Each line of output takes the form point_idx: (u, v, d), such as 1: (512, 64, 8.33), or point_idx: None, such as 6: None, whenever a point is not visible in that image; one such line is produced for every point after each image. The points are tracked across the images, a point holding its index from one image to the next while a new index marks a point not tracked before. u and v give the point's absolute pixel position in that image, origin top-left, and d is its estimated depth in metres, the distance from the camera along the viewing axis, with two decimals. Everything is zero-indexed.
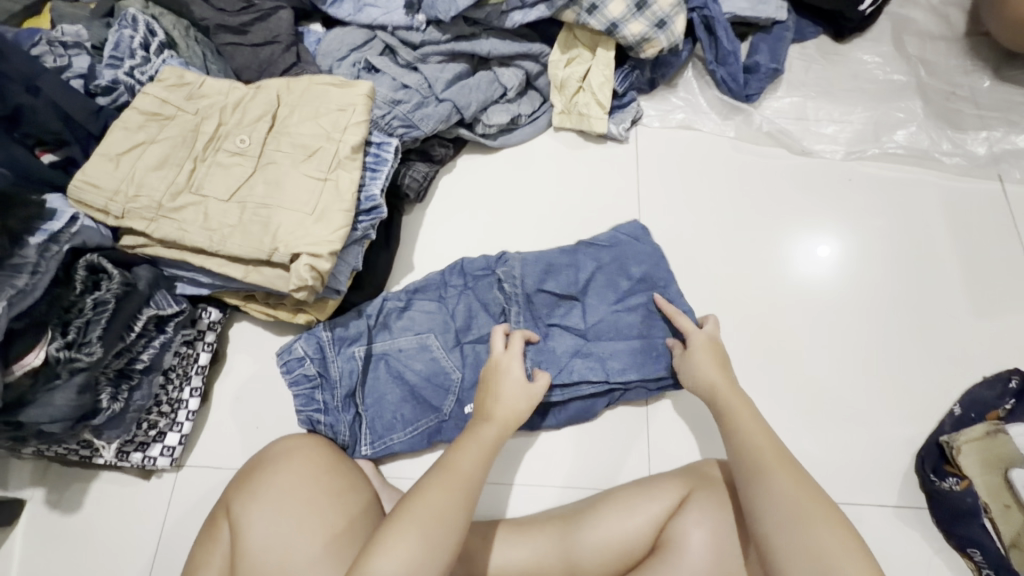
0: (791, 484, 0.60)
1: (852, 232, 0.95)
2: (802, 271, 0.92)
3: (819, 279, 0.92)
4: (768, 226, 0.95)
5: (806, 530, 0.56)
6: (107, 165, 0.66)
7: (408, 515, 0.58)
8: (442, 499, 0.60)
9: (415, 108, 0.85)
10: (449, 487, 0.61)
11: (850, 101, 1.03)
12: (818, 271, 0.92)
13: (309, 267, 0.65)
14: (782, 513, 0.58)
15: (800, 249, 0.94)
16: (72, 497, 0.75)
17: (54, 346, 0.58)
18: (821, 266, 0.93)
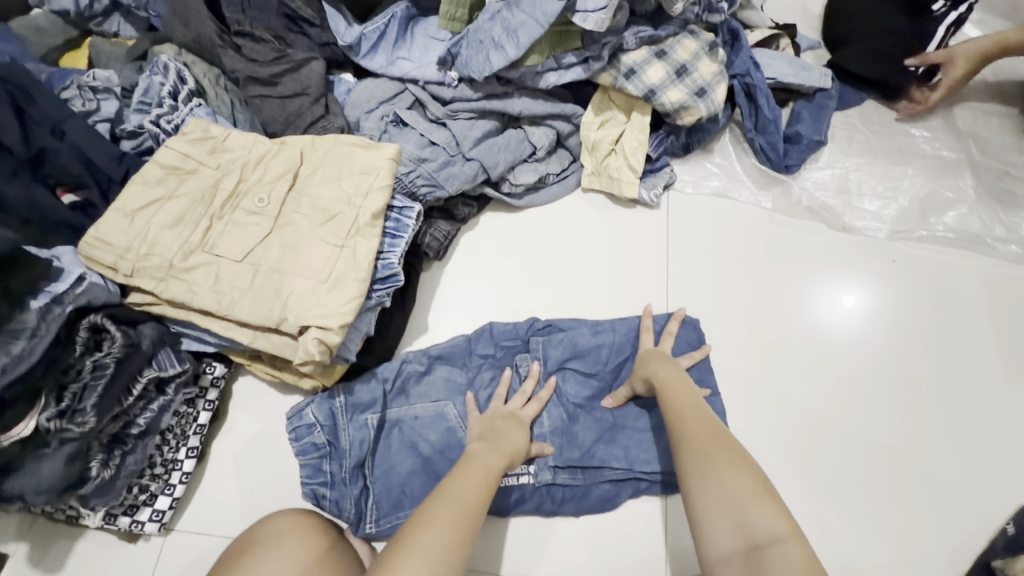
0: (705, 437, 0.62)
1: (883, 288, 0.91)
2: (826, 318, 0.89)
3: (844, 327, 0.88)
4: (798, 285, 0.91)
5: (719, 483, 0.57)
6: (120, 221, 0.64)
7: (411, 543, 0.54)
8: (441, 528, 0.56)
9: (441, 166, 0.82)
10: (457, 509, 0.58)
11: (895, 177, 0.98)
12: (849, 321, 0.88)
13: (317, 340, 0.62)
14: (700, 469, 0.59)
15: (847, 338, 0.87)
16: (56, 555, 0.72)
17: (45, 416, 0.56)
18: (845, 314, 0.89)
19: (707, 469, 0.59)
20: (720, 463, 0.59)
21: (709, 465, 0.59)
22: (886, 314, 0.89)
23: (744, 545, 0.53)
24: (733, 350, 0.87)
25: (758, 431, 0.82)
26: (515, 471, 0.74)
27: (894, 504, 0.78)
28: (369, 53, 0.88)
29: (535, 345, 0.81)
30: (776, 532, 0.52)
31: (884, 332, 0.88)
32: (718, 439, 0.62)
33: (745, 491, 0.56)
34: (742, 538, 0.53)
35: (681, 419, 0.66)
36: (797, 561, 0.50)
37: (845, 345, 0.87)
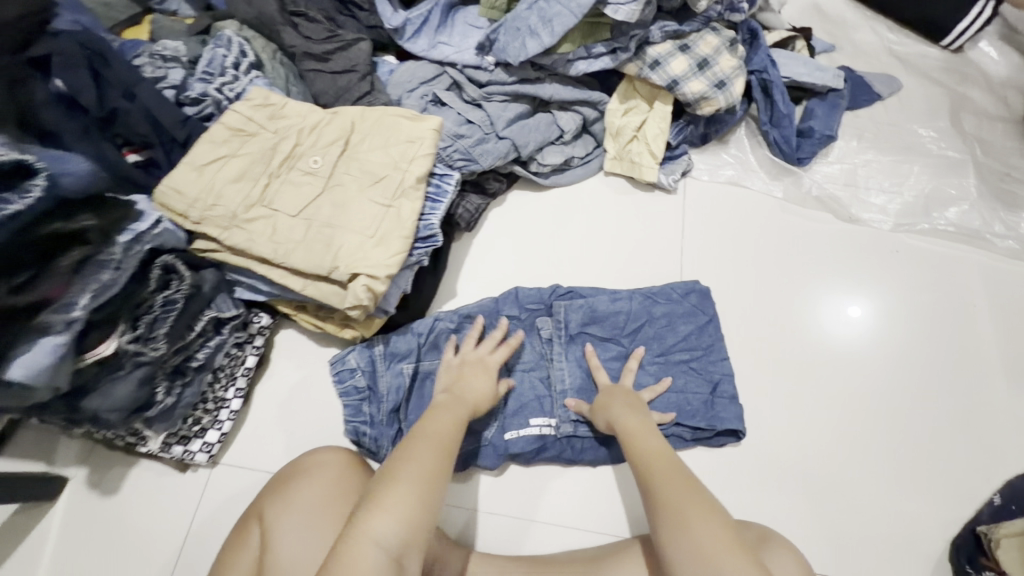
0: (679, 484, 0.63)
1: (885, 295, 0.95)
2: (835, 333, 0.92)
3: (852, 339, 0.91)
4: (806, 290, 0.95)
5: (688, 534, 0.58)
6: (191, 174, 0.70)
7: (397, 479, 0.58)
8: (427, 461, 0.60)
9: (476, 143, 0.89)
10: (433, 447, 0.63)
11: (901, 173, 1.03)
12: (853, 330, 0.92)
13: (366, 287, 0.68)
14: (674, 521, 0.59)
15: (848, 334, 0.92)
16: (112, 480, 0.79)
17: (125, 339, 0.62)
18: (852, 326, 0.92)
19: (679, 525, 0.59)
20: (689, 517, 0.59)
21: (680, 515, 0.59)
22: (884, 325, 0.93)
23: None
24: (740, 327, 0.92)
25: (765, 401, 0.87)
26: (538, 423, 0.81)
27: (892, 477, 0.82)
28: (413, 36, 0.95)
29: (557, 309, 0.87)
30: None
31: (887, 340, 0.91)
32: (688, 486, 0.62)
33: (712, 542, 0.57)
34: None
35: (649, 469, 0.66)
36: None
37: (847, 346, 0.91)
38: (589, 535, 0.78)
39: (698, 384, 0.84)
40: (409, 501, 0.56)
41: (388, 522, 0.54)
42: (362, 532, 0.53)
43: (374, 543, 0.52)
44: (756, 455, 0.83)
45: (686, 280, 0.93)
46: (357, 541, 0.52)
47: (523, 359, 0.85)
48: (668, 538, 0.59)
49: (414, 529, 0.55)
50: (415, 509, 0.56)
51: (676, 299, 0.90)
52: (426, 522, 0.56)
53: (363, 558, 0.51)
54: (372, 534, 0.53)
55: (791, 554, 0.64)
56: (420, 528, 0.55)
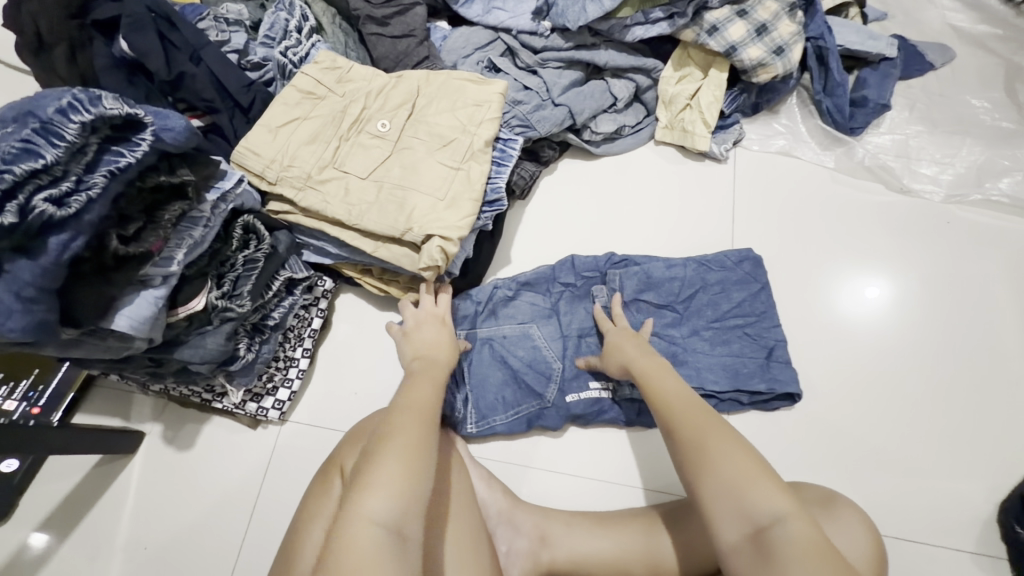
0: (697, 424, 0.58)
1: (903, 282, 0.94)
2: (849, 312, 0.92)
3: (865, 319, 0.92)
4: (824, 273, 0.95)
5: (710, 467, 0.54)
6: (266, 135, 0.72)
7: (382, 451, 0.51)
8: (416, 431, 0.54)
9: (533, 109, 0.89)
10: (419, 412, 0.57)
11: (954, 144, 1.02)
12: (886, 313, 0.92)
13: (439, 248, 0.70)
14: (697, 458, 0.55)
15: (865, 315, 0.92)
16: (186, 436, 0.82)
17: (214, 294, 0.65)
18: (869, 306, 0.93)
19: (701, 461, 0.55)
20: (711, 449, 0.55)
21: (704, 454, 0.55)
22: (903, 308, 0.93)
23: (749, 529, 0.50)
24: (787, 294, 0.93)
25: (814, 366, 0.89)
26: (598, 385, 0.83)
27: (939, 443, 0.84)
28: (467, 2, 0.95)
29: (612, 277, 0.89)
30: (776, 509, 0.50)
31: (901, 322, 0.92)
32: (707, 421, 0.59)
33: (741, 471, 0.52)
34: (746, 521, 0.50)
35: (668, 410, 0.63)
36: (805, 537, 0.48)
37: (862, 329, 0.91)
38: (626, 488, 0.81)
39: (754, 348, 0.87)
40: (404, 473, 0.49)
41: (382, 498, 0.47)
42: (353, 510, 0.46)
43: (370, 523, 0.46)
44: (806, 419, 0.86)
45: (739, 248, 0.94)
46: (348, 522, 0.46)
47: (578, 324, 0.87)
48: (694, 478, 0.55)
49: (410, 500, 0.48)
50: (411, 479, 0.49)
51: (730, 266, 0.92)
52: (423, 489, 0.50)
53: (361, 542, 0.44)
54: (366, 513, 0.46)
55: (855, 514, 0.67)
56: (420, 497, 0.49)
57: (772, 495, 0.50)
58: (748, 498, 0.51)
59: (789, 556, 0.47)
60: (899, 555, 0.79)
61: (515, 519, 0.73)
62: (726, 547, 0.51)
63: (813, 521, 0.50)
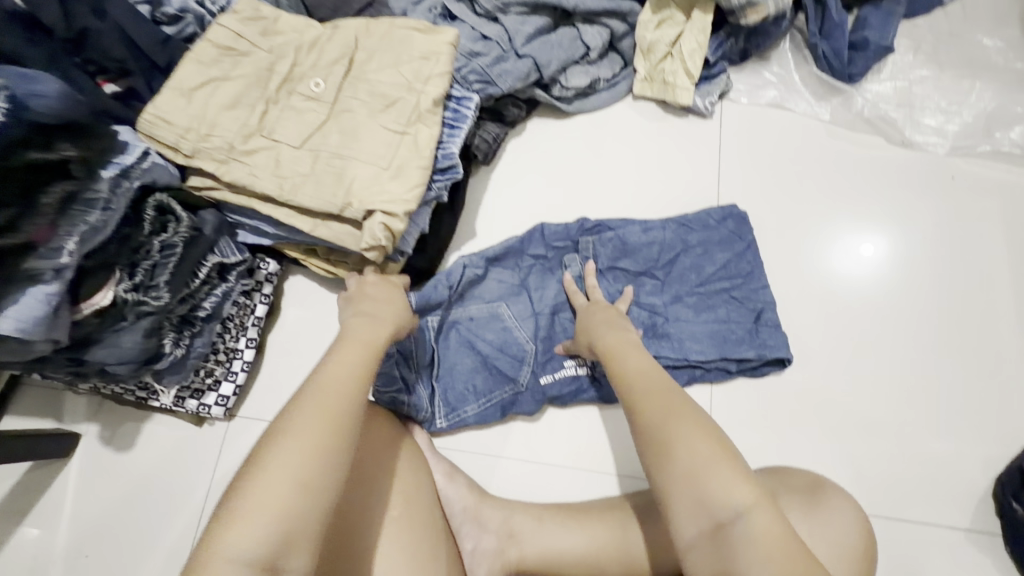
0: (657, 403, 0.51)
1: (902, 237, 0.87)
2: (845, 271, 0.85)
3: (862, 280, 0.85)
4: (818, 229, 0.88)
5: (669, 453, 0.46)
6: (179, 100, 0.62)
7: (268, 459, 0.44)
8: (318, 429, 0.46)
9: (494, 62, 0.79)
10: (323, 407, 0.48)
11: (962, 90, 0.92)
12: (880, 273, 0.86)
13: (383, 226, 0.62)
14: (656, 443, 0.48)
15: (861, 274, 0.85)
16: (126, 435, 0.76)
17: (123, 287, 0.57)
18: (865, 265, 0.86)
19: (659, 445, 0.47)
20: (671, 433, 0.47)
21: (663, 437, 0.48)
22: (899, 265, 0.86)
23: (707, 525, 0.43)
24: (777, 257, 0.86)
25: (803, 338, 0.83)
26: (573, 362, 0.77)
27: (935, 416, 0.79)
28: None
29: (584, 245, 0.82)
30: (738, 502, 0.43)
31: (898, 280, 0.85)
32: (669, 401, 0.51)
33: (703, 456, 0.45)
34: (705, 515, 0.43)
35: (630, 386, 0.55)
36: (766, 534, 0.41)
37: (859, 290, 0.85)
38: (604, 477, 0.76)
39: (741, 313, 0.80)
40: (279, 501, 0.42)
41: (248, 536, 0.40)
42: (212, 549, 0.40)
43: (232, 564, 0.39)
44: (794, 395, 0.80)
45: (723, 205, 0.87)
46: (202, 565, 0.39)
47: (551, 300, 0.80)
48: (650, 465, 0.48)
49: (292, 530, 0.42)
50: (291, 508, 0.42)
51: (713, 225, 0.85)
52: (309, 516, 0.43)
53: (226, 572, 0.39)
54: (227, 557, 0.39)
55: (846, 501, 0.61)
56: (306, 526, 0.42)
57: (735, 489, 0.43)
58: (708, 494, 0.44)
59: (749, 557, 0.41)
60: (889, 535, 0.75)
61: (480, 513, 0.68)
62: (679, 543, 0.44)
63: (783, 521, 0.43)
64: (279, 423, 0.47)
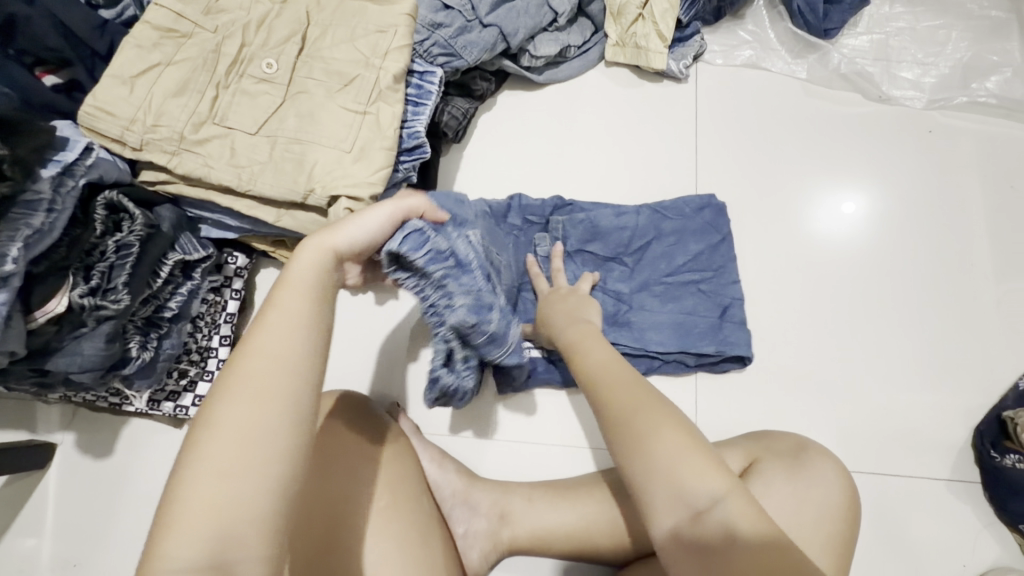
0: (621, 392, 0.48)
1: (880, 192, 0.87)
2: (825, 229, 0.85)
3: (843, 237, 0.85)
4: (797, 188, 0.87)
5: (642, 446, 0.44)
6: (120, 89, 0.58)
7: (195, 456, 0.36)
8: (248, 407, 0.37)
9: (457, 33, 0.75)
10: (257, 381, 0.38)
11: (938, 40, 0.90)
12: (861, 229, 0.85)
13: (348, 211, 0.59)
14: (627, 436, 0.45)
15: (840, 231, 0.85)
16: (104, 443, 0.74)
17: (78, 293, 0.54)
18: (844, 222, 0.85)
19: (631, 435, 0.45)
20: (641, 426, 0.45)
21: (634, 429, 0.45)
22: (880, 221, 0.86)
23: (686, 514, 0.42)
24: (757, 221, 0.85)
25: (785, 304, 0.82)
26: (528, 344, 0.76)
27: (916, 371, 0.80)
28: None
29: (555, 225, 0.80)
30: (715, 491, 0.42)
31: (877, 236, 0.85)
32: (631, 389, 0.48)
33: (675, 447, 0.44)
34: (682, 505, 0.42)
35: (593, 374, 0.51)
36: (743, 518, 0.41)
37: (838, 247, 0.84)
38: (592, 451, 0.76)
39: (707, 307, 0.79)
40: (211, 499, 0.35)
41: (182, 546, 0.34)
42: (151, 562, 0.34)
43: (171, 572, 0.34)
44: (777, 358, 0.80)
45: (700, 195, 0.84)
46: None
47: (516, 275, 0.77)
48: (620, 457, 0.45)
49: (236, 522, 0.35)
50: (229, 502, 0.35)
51: (688, 214, 0.83)
52: (257, 505, 0.36)
53: None
54: (161, 574, 0.33)
55: (828, 461, 0.62)
56: (250, 518, 0.35)
57: (709, 478, 0.42)
58: (681, 486, 0.42)
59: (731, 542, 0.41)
60: (874, 489, 0.76)
61: (470, 497, 0.67)
62: (656, 533, 0.43)
63: (754, 502, 0.43)
64: (203, 402, 0.38)
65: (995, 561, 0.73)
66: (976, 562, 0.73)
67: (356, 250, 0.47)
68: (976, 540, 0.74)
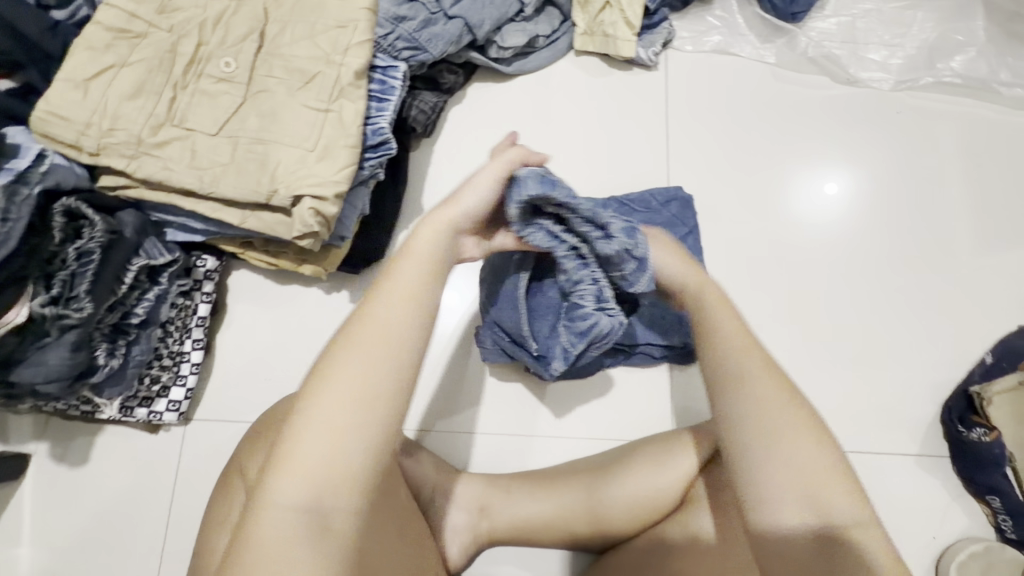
0: (769, 394, 0.46)
1: (860, 171, 0.88)
2: (806, 211, 0.86)
3: (825, 218, 0.86)
4: (777, 171, 0.87)
5: (789, 458, 0.44)
6: (73, 93, 0.57)
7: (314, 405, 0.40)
8: (368, 370, 0.41)
9: (422, 26, 0.74)
10: (376, 349, 0.42)
11: (904, 20, 0.91)
12: (837, 210, 0.86)
13: (313, 211, 0.59)
14: (773, 444, 0.45)
15: (821, 213, 0.86)
16: (78, 451, 0.73)
17: (38, 302, 0.54)
18: (826, 203, 0.86)
19: (775, 443, 0.45)
20: (787, 440, 0.45)
21: (777, 438, 0.45)
22: (862, 201, 0.87)
23: (818, 532, 0.43)
24: (730, 207, 0.86)
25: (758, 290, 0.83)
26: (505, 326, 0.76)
27: (887, 350, 0.81)
28: None
29: None
30: (854, 517, 0.43)
31: (858, 217, 0.86)
32: (780, 394, 0.47)
33: (817, 468, 0.44)
34: (818, 520, 0.43)
35: (727, 361, 0.48)
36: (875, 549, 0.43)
37: (818, 228, 0.85)
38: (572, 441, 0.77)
39: None
40: (325, 450, 0.39)
41: (294, 483, 0.39)
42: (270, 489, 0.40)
43: (278, 512, 0.39)
44: None
45: (668, 187, 0.84)
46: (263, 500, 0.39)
47: None
48: (753, 457, 0.45)
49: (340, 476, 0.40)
50: (339, 459, 0.40)
51: (656, 208, 0.82)
52: (354, 470, 0.40)
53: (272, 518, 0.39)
54: (278, 496, 0.39)
55: None
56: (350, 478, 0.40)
57: (850, 506, 0.43)
58: (824, 506, 0.43)
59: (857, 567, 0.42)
60: None
61: (447, 490, 0.67)
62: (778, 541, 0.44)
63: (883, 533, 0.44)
64: (330, 351, 0.42)
65: (964, 532, 0.75)
66: (946, 533, 0.75)
67: (470, 219, 0.49)
68: (946, 512, 0.76)
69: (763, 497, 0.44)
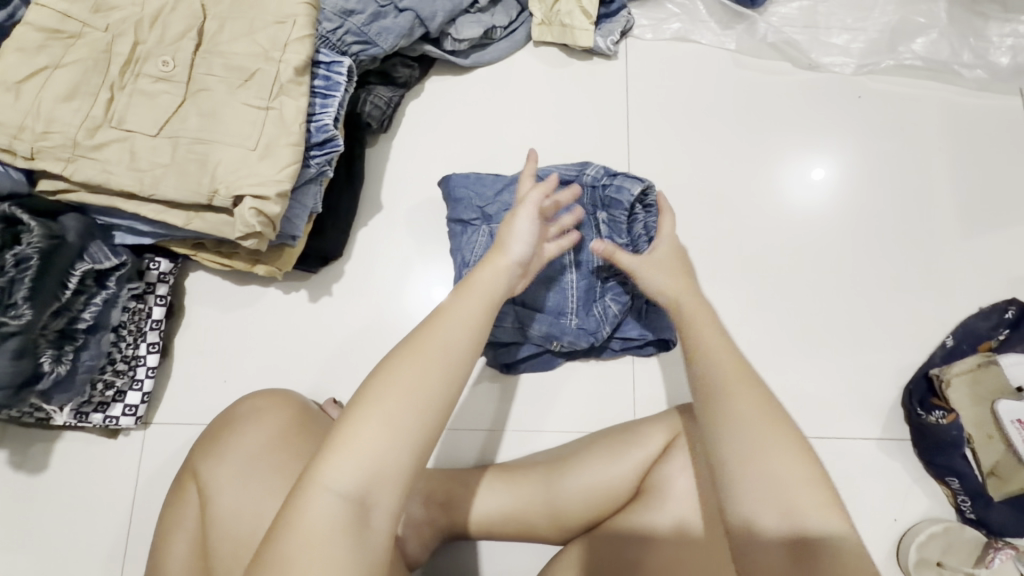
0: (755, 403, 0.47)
1: (849, 154, 0.88)
2: (797, 196, 0.86)
3: (811, 202, 0.86)
4: (755, 158, 0.87)
5: (771, 463, 0.44)
6: (5, 96, 0.56)
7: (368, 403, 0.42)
8: (433, 370, 0.43)
9: (370, 20, 0.73)
10: (442, 353, 0.44)
11: (866, 3, 0.90)
12: (817, 195, 0.86)
13: (254, 211, 0.58)
14: (757, 448, 0.45)
15: (810, 197, 0.86)
16: (37, 458, 0.73)
17: None
18: (813, 188, 0.86)
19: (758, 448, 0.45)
20: (771, 446, 0.44)
21: (759, 444, 0.45)
22: (850, 184, 0.86)
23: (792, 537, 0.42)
24: (693, 196, 0.86)
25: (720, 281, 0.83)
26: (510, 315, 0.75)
27: (849, 336, 0.82)
28: None
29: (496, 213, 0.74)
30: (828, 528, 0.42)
31: (845, 200, 0.86)
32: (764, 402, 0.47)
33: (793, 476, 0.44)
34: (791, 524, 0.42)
35: (721, 368, 0.49)
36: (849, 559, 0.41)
37: (807, 210, 0.85)
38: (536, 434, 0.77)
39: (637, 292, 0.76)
40: (377, 447, 0.40)
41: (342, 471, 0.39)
42: (315, 476, 0.40)
43: (326, 496, 0.39)
44: None
45: None
46: (305, 490, 0.39)
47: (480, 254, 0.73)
48: (734, 460, 0.45)
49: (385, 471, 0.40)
50: (389, 455, 0.40)
51: None
52: (399, 465, 0.41)
53: (313, 506, 0.39)
54: (324, 485, 0.39)
55: None
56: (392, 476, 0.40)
57: (825, 517, 0.43)
58: (799, 512, 0.43)
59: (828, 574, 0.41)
60: None
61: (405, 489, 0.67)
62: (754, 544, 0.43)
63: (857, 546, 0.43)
64: (393, 351, 0.44)
65: (926, 513, 0.76)
66: (908, 515, 0.76)
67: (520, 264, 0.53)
68: (907, 495, 0.77)
69: (739, 498, 0.44)
